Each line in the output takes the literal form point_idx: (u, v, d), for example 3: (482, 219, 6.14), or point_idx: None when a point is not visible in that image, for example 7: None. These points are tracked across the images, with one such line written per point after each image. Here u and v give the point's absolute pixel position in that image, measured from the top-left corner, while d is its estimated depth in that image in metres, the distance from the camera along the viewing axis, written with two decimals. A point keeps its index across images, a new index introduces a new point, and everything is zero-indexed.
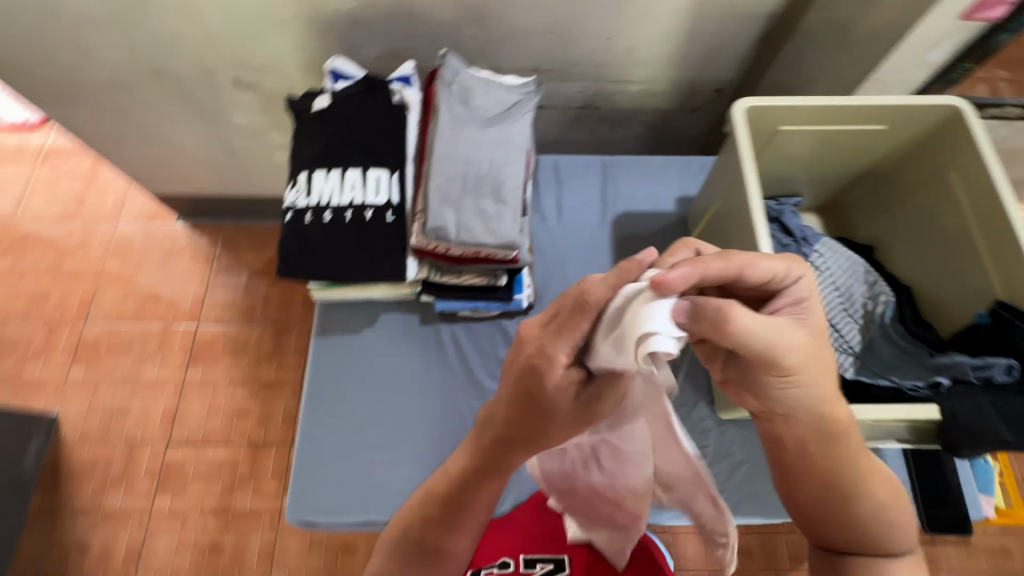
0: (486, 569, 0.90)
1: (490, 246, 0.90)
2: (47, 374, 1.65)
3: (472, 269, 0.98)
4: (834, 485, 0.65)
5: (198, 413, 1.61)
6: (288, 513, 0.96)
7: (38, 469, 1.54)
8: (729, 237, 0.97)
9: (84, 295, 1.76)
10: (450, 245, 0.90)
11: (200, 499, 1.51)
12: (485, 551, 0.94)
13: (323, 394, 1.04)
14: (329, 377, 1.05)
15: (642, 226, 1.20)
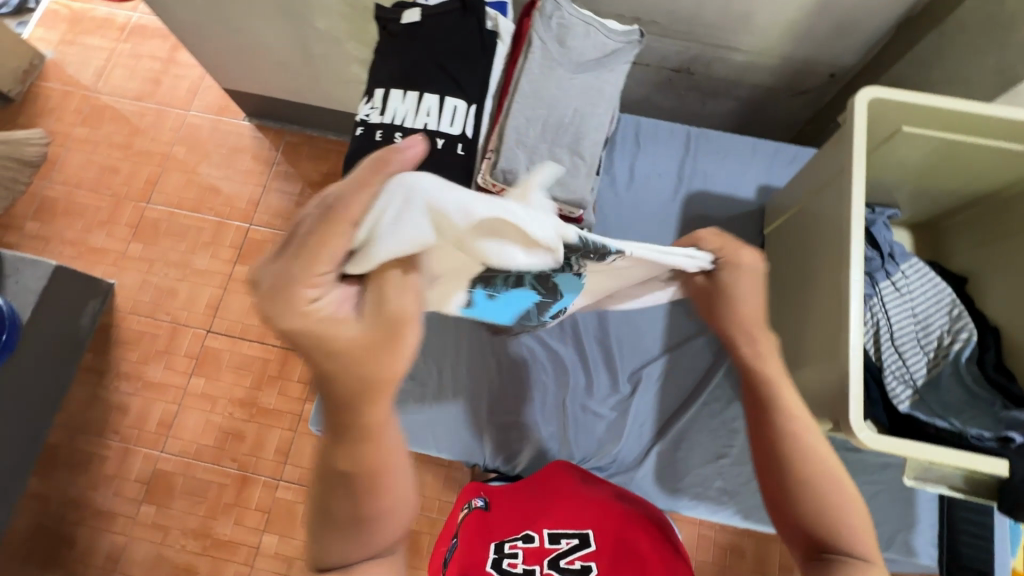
0: (509, 544, 0.78)
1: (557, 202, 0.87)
2: (109, 244, 1.74)
3: None
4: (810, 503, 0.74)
5: (239, 308, 1.68)
6: (310, 421, 1.00)
7: (92, 330, 1.65)
8: (812, 239, 0.90)
9: (150, 175, 1.82)
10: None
11: (231, 387, 1.60)
12: (506, 526, 0.82)
13: None
14: None
15: (713, 210, 1.13)
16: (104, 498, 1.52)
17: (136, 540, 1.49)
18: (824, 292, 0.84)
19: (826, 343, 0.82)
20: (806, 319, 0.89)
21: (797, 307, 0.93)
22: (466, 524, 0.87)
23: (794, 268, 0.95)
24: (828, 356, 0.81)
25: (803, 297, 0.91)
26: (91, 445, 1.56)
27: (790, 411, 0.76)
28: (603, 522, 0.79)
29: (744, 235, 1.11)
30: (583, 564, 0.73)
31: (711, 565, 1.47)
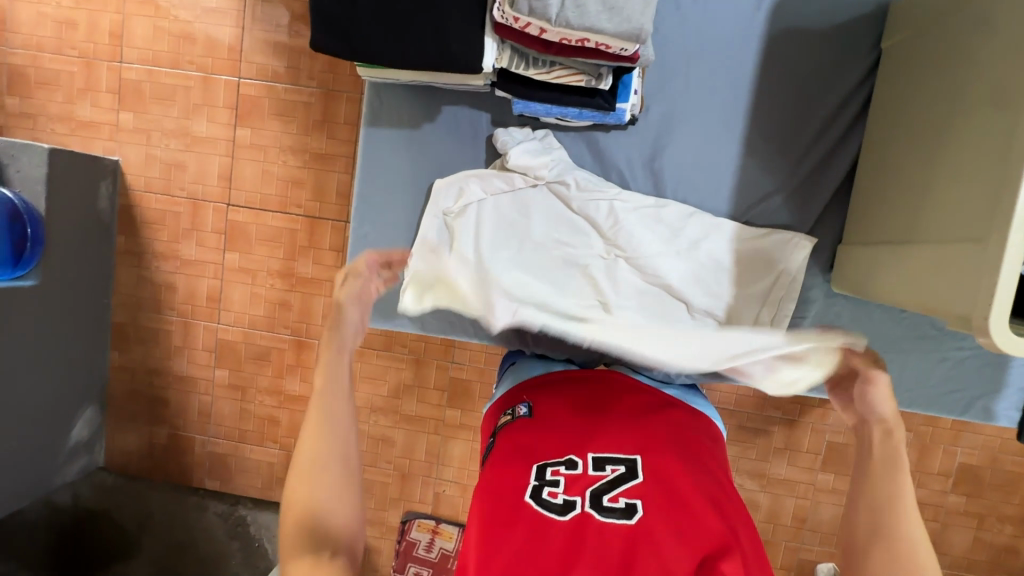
0: (551, 469, 0.72)
1: (606, 36, 0.72)
2: (98, 116, 1.58)
3: (569, 62, 0.80)
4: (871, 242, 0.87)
5: (252, 177, 1.57)
6: None
7: (114, 212, 1.60)
8: (973, 54, 0.73)
9: (112, 26, 1.55)
10: (547, 27, 0.72)
11: (266, 260, 1.59)
12: (548, 443, 0.76)
13: (380, 201, 1.05)
14: (386, 184, 1.04)
15: (813, 16, 0.94)
16: (181, 366, 1.65)
17: (220, 398, 1.66)
18: (982, 149, 0.69)
19: (975, 214, 0.68)
20: (942, 184, 0.75)
21: (932, 166, 0.78)
22: (506, 431, 0.81)
23: (925, 96, 0.81)
24: (968, 233, 0.68)
25: (947, 157, 0.75)
26: (154, 322, 1.65)
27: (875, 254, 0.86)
28: (654, 453, 0.73)
29: (845, 51, 0.94)
30: (628, 502, 0.67)
31: (751, 397, 1.52)
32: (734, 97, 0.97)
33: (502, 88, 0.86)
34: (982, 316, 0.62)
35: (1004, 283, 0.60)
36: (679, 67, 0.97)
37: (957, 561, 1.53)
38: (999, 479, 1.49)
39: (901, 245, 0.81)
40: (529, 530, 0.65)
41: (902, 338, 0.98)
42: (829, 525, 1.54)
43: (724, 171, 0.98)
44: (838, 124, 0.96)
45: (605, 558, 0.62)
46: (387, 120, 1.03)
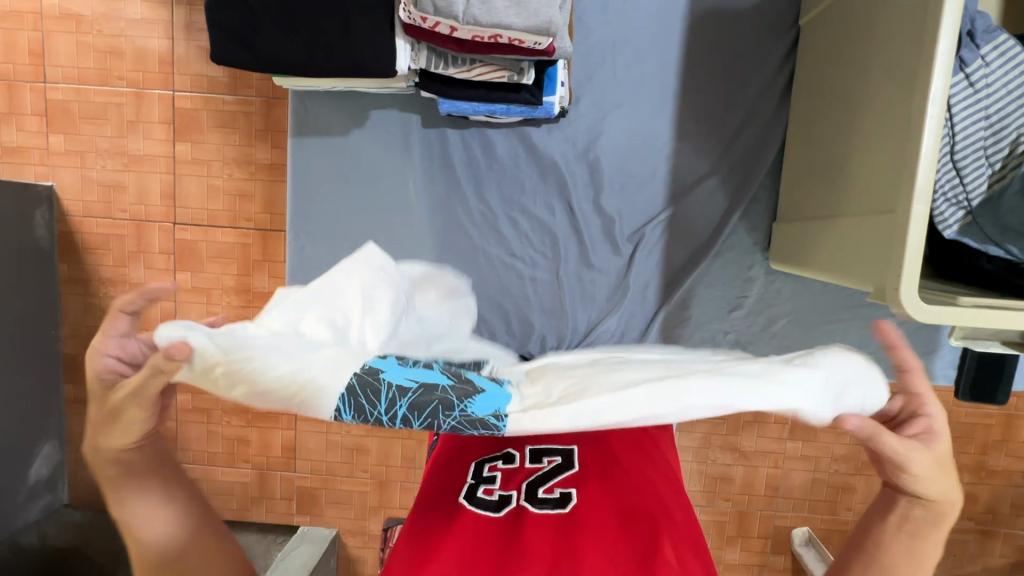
0: (488, 465, 0.78)
1: (516, 32, 0.71)
2: (26, 140, 1.51)
3: (487, 60, 0.79)
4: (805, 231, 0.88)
5: (197, 192, 1.51)
6: None
7: (53, 240, 1.54)
8: (875, 26, 0.74)
9: (32, 45, 1.47)
10: (456, 25, 0.72)
11: (220, 278, 1.54)
12: (488, 442, 0.82)
13: (314, 212, 1.02)
14: (319, 194, 1.01)
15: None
16: None
17: (185, 423, 1.61)
18: (885, 119, 0.71)
19: (883, 185, 0.70)
20: (856, 158, 0.77)
21: (847, 140, 0.80)
22: (452, 433, 0.87)
23: (837, 71, 0.83)
24: (879, 204, 0.70)
25: (857, 131, 0.77)
26: None
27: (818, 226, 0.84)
28: (588, 443, 0.80)
29: (768, 28, 0.95)
30: (562, 492, 0.73)
31: None
32: (660, 82, 0.97)
33: (425, 88, 0.84)
34: (894, 287, 0.64)
35: (911, 253, 0.63)
36: (605, 55, 0.97)
37: None
38: (955, 431, 1.56)
39: (824, 219, 0.83)
40: (465, 523, 0.70)
41: (835, 306, 1.01)
42: (800, 491, 1.59)
43: (658, 156, 0.99)
44: (765, 102, 0.97)
45: (539, 543, 0.67)
46: (314, 129, 1.00)
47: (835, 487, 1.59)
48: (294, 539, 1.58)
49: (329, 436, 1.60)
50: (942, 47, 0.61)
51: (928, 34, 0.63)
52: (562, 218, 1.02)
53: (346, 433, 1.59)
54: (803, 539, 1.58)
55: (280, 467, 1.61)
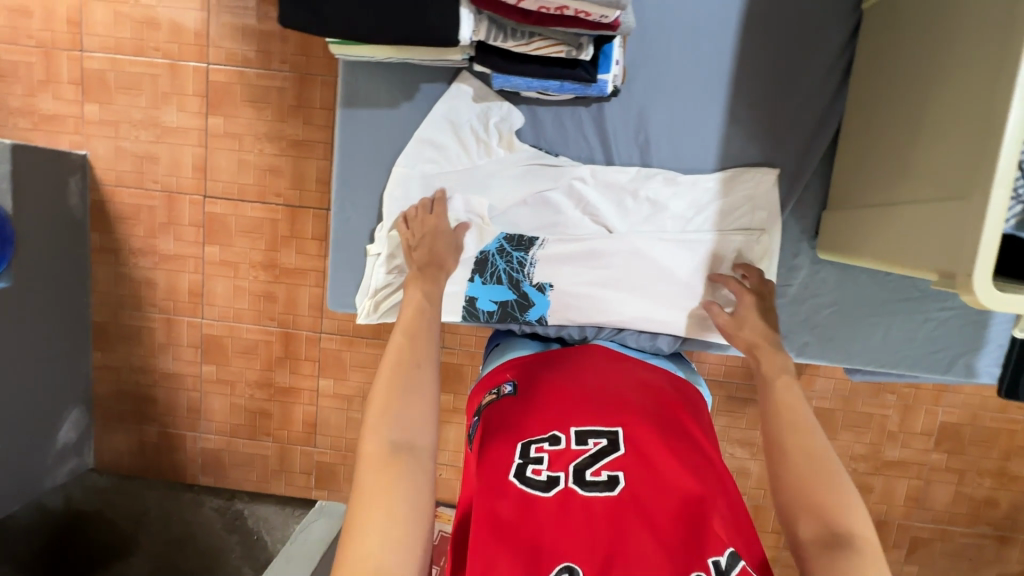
0: (535, 446, 0.77)
1: (584, 6, 0.72)
2: (61, 109, 1.52)
3: (547, 33, 0.79)
4: (859, 222, 0.87)
5: (228, 166, 1.52)
6: (330, 302, 1.05)
7: (86, 208, 1.55)
8: (960, 10, 0.73)
9: (70, 13, 1.48)
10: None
11: (248, 252, 1.56)
12: (533, 421, 0.81)
13: (359, 186, 1.02)
14: (364, 163, 1.01)
15: None
16: (167, 364, 1.62)
17: (209, 394, 1.63)
18: (965, 106, 0.70)
19: (955, 174, 0.69)
20: (922, 145, 0.77)
21: (915, 126, 0.79)
22: (493, 409, 0.86)
23: (908, 59, 0.82)
24: (949, 190, 0.70)
25: (930, 117, 0.76)
26: (135, 320, 1.61)
27: (877, 218, 0.83)
28: (633, 427, 0.79)
29: (829, 11, 0.93)
30: (610, 475, 0.73)
31: (740, 368, 1.55)
32: (715, 66, 0.95)
33: (480, 61, 0.83)
34: (966, 273, 0.64)
35: (986, 240, 0.62)
36: (658, 37, 0.95)
37: (939, 516, 1.58)
38: (978, 436, 1.54)
39: (879, 208, 0.83)
40: (516, 505, 0.70)
41: (881, 301, 1.00)
42: None
43: (708, 139, 0.98)
44: (820, 92, 0.96)
45: (592, 526, 0.67)
46: (364, 100, 0.99)
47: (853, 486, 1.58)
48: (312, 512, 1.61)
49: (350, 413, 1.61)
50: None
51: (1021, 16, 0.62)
52: (624, 246, 1.01)
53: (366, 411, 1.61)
54: None
55: (300, 441, 1.64)
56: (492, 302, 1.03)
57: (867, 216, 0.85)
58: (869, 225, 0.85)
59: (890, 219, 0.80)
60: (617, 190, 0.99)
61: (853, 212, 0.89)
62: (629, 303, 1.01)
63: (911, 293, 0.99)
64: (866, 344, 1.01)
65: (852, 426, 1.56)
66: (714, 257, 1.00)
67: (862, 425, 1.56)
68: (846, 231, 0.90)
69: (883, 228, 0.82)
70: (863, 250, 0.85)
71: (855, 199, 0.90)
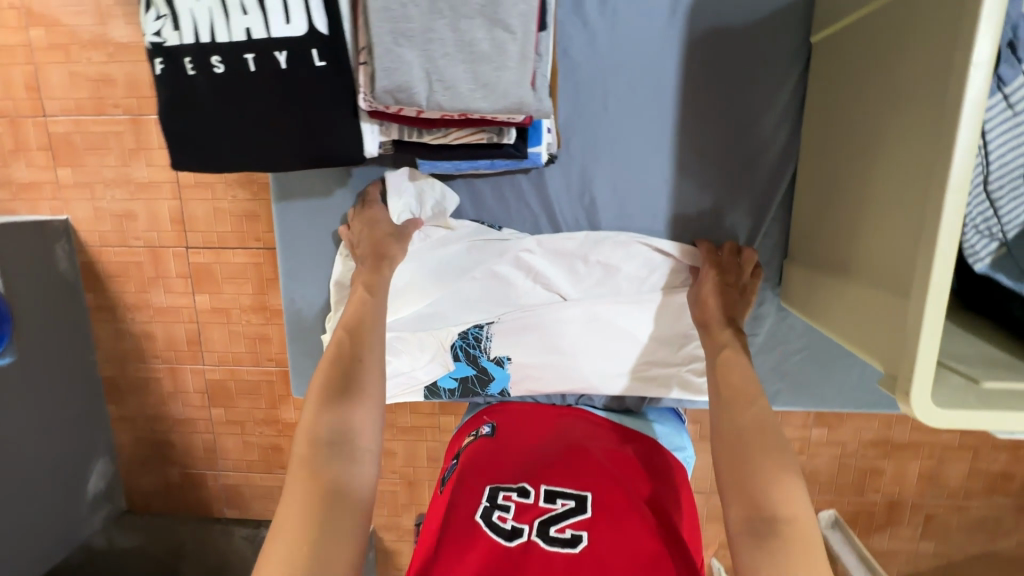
0: (504, 494, 0.79)
1: (487, 111, 0.83)
2: (36, 175, 1.53)
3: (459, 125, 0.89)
4: (819, 293, 0.90)
5: (205, 215, 1.52)
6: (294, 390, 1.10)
7: (76, 271, 1.58)
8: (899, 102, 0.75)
9: (27, 79, 1.47)
10: (422, 109, 0.83)
11: (237, 297, 1.57)
12: (507, 472, 0.83)
13: (310, 273, 1.08)
14: (312, 252, 1.06)
15: (733, 17, 0.94)
16: (178, 410, 1.68)
17: (222, 435, 1.69)
18: (907, 200, 0.72)
19: (899, 266, 0.72)
20: (868, 235, 0.80)
21: (863, 210, 0.82)
22: (472, 450, 0.90)
23: (859, 137, 0.84)
24: (897, 283, 0.73)
25: (877, 201, 0.78)
26: (141, 371, 1.66)
27: (835, 294, 0.86)
28: (605, 491, 0.78)
29: (766, 50, 0.95)
30: (573, 533, 0.71)
31: None
32: (657, 113, 0.98)
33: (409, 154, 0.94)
34: (905, 380, 0.67)
35: (923, 355, 0.66)
36: (596, 89, 0.97)
37: (953, 492, 1.56)
38: None
39: (836, 283, 0.86)
40: (472, 544, 0.71)
41: None
42: (824, 474, 1.58)
43: (659, 194, 1.01)
44: (772, 130, 0.98)
45: (542, 575, 0.66)
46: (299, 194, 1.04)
47: (863, 470, 1.57)
48: None
49: None
50: (957, 148, 0.62)
51: (945, 128, 0.64)
52: (577, 312, 1.04)
53: None
54: (829, 521, 1.59)
55: None
56: (453, 379, 1.06)
57: (827, 289, 0.88)
58: (829, 300, 0.88)
59: (845, 296, 0.84)
60: (566, 256, 1.03)
61: (814, 281, 0.92)
62: (587, 367, 1.04)
63: None
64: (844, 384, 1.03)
65: (859, 413, 1.53)
66: (664, 314, 1.04)
67: (869, 411, 1.53)
68: (810, 299, 0.93)
69: (842, 306, 0.85)
70: (824, 322, 0.89)
71: (815, 267, 0.93)
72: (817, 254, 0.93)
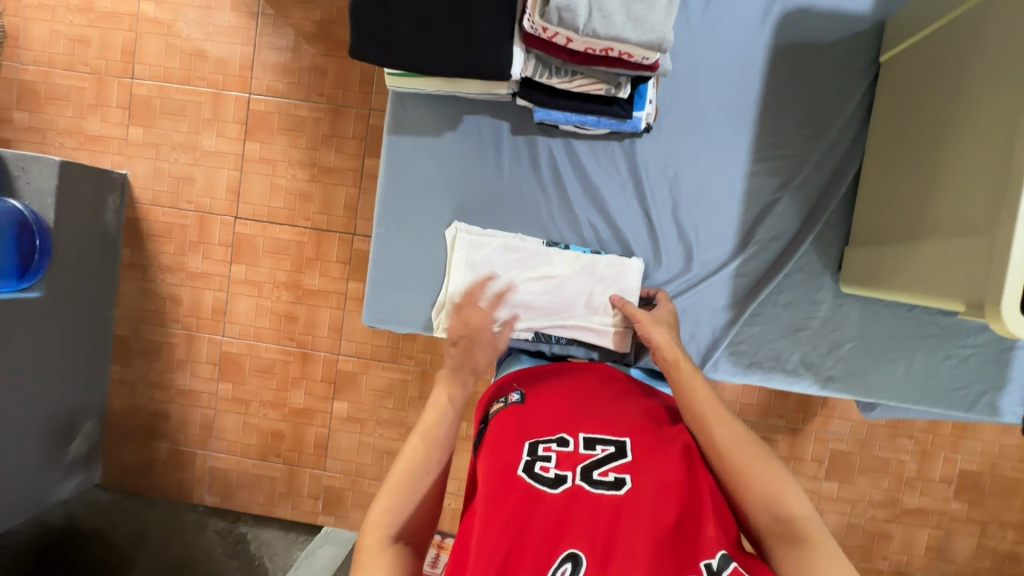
0: (543, 445, 0.77)
1: (631, 46, 0.78)
2: (107, 130, 1.60)
3: (588, 72, 0.85)
4: (880, 268, 0.91)
5: (260, 190, 1.58)
6: (365, 319, 1.06)
7: (121, 225, 1.61)
8: (968, 79, 0.80)
9: (126, 44, 1.58)
10: (575, 35, 0.77)
11: (273, 272, 1.59)
12: (543, 423, 0.80)
13: (396, 204, 1.05)
14: (405, 177, 1.04)
15: (821, 29, 1.01)
16: (184, 380, 1.64)
17: (223, 412, 1.64)
18: (984, 158, 0.75)
19: (982, 208, 0.73)
20: (944, 183, 0.82)
21: (939, 166, 0.84)
22: (499, 411, 0.85)
23: (919, 124, 0.89)
24: (976, 226, 0.74)
25: (949, 166, 0.82)
26: (156, 335, 1.64)
27: (902, 256, 0.87)
28: (640, 436, 0.78)
29: (845, 62, 1.01)
30: (617, 476, 0.71)
31: (756, 406, 1.54)
32: (739, 108, 1.02)
33: (523, 96, 0.89)
34: (994, 302, 0.68)
35: (1013, 271, 0.66)
36: (688, 80, 1.02)
37: (962, 569, 1.53)
38: (999, 485, 1.51)
39: (904, 243, 0.87)
40: (520, 496, 0.69)
41: (907, 335, 1.01)
42: (833, 533, 1.55)
43: (734, 177, 1.02)
44: (840, 134, 1.02)
45: (598, 523, 0.66)
46: (409, 126, 1.03)
47: (871, 533, 1.54)
48: (316, 538, 1.58)
49: (362, 436, 1.61)
50: None
51: None
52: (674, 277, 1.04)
53: (378, 435, 1.60)
54: None
55: (310, 464, 1.63)
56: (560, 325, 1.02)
57: (889, 256, 0.90)
58: (887, 263, 0.90)
59: (914, 257, 0.84)
60: (652, 216, 1.04)
61: (872, 252, 0.94)
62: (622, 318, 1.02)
63: (934, 330, 1.01)
64: (889, 379, 1.02)
65: (870, 470, 1.54)
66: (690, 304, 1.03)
67: (879, 470, 1.53)
68: (866, 269, 0.94)
69: (911, 264, 0.85)
70: (889, 288, 0.89)
71: (871, 243, 0.95)
72: (874, 228, 0.95)
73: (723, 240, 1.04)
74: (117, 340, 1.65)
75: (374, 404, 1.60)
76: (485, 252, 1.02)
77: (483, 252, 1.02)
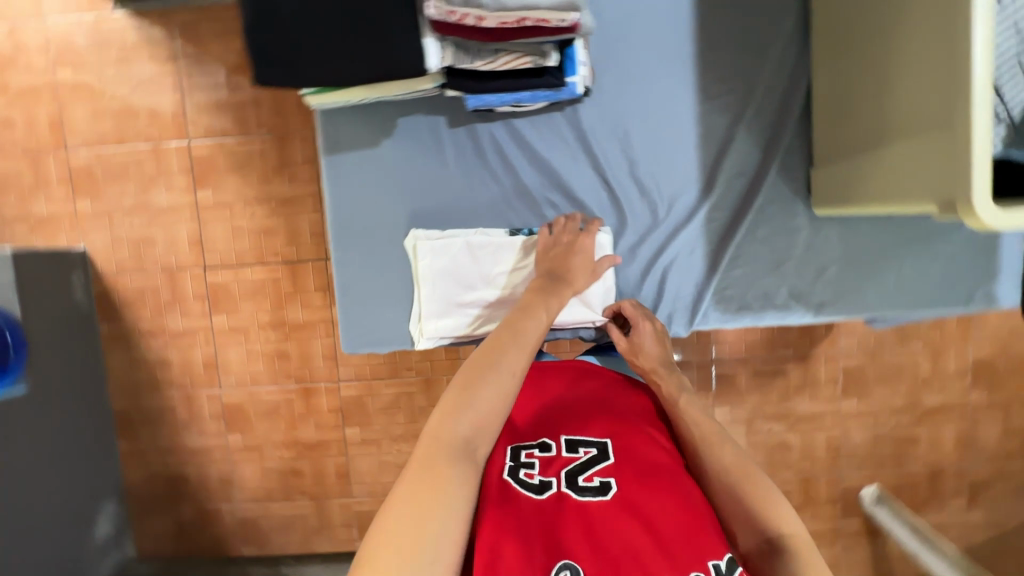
0: (525, 451, 0.74)
1: (542, 13, 0.78)
2: (54, 209, 1.56)
3: (510, 47, 0.83)
4: (848, 182, 0.91)
5: (223, 235, 1.55)
6: (345, 347, 1.04)
7: (93, 301, 1.58)
8: None
9: (51, 117, 1.53)
10: (485, 13, 0.78)
11: (255, 315, 1.57)
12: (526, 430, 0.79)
13: (349, 223, 1.01)
14: (351, 195, 1.01)
15: None
16: (193, 440, 1.62)
17: (239, 463, 1.63)
18: (928, 50, 0.74)
19: (937, 102, 0.73)
20: (896, 83, 0.80)
21: (884, 72, 0.83)
22: None
23: (858, 28, 0.87)
24: (935, 122, 0.73)
25: (897, 64, 0.80)
26: (155, 402, 1.62)
27: (869, 165, 0.86)
28: (624, 431, 0.76)
29: None
30: (602, 480, 0.69)
31: (761, 342, 1.53)
32: (678, 50, 0.98)
33: (452, 86, 0.85)
34: (966, 199, 0.69)
35: (978, 162, 0.68)
36: (621, 33, 0.98)
37: (992, 454, 1.55)
38: (1012, 366, 1.52)
39: (870, 151, 0.86)
40: (504, 505, 0.66)
41: (898, 242, 1.00)
42: (861, 449, 1.56)
43: (687, 121, 1.00)
44: (784, 54, 0.99)
45: (587, 528, 0.63)
46: (344, 141, 1.00)
47: (898, 441, 1.55)
48: None
49: (381, 456, 1.60)
50: None
51: None
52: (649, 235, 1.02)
53: (397, 451, 1.59)
54: (873, 498, 1.53)
55: (336, 494, 1.62)
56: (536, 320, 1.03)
57: (856, 168, 0.89)
58: (856, 175, 0.89)
59: (881, 164, 0.84)
60: (613, 178, 1.01)
61: (838, 167, 0.92)
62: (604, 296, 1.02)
63: (919, 231, 1.01)
64: (891, 288, 1.01)
65: (885, 380, 1.53)
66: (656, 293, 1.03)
67: (893, 378, 1.53)
68: (837, 186, 0.93)
69: (880, 171, 0.84)
70: (862, 200, 0.88)
71: (835, 158, 0.94)
72: (834, 143, 0.94)
73: (689, 187, 1.01)
74: (117, 416, 1.62)
75: (385, 422, 1.58)
76: (446, 256, 0.99)
77: (443, 257, 0.99)
